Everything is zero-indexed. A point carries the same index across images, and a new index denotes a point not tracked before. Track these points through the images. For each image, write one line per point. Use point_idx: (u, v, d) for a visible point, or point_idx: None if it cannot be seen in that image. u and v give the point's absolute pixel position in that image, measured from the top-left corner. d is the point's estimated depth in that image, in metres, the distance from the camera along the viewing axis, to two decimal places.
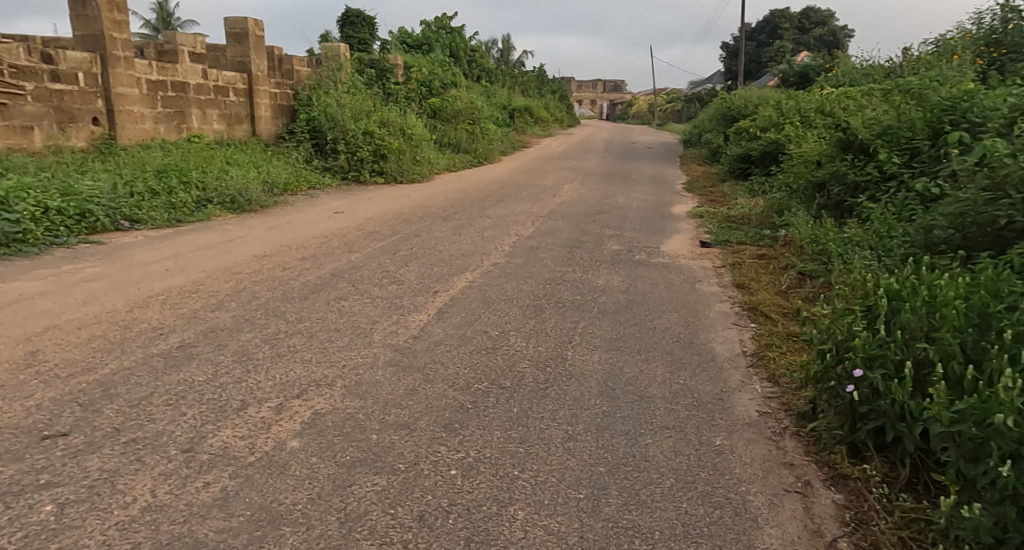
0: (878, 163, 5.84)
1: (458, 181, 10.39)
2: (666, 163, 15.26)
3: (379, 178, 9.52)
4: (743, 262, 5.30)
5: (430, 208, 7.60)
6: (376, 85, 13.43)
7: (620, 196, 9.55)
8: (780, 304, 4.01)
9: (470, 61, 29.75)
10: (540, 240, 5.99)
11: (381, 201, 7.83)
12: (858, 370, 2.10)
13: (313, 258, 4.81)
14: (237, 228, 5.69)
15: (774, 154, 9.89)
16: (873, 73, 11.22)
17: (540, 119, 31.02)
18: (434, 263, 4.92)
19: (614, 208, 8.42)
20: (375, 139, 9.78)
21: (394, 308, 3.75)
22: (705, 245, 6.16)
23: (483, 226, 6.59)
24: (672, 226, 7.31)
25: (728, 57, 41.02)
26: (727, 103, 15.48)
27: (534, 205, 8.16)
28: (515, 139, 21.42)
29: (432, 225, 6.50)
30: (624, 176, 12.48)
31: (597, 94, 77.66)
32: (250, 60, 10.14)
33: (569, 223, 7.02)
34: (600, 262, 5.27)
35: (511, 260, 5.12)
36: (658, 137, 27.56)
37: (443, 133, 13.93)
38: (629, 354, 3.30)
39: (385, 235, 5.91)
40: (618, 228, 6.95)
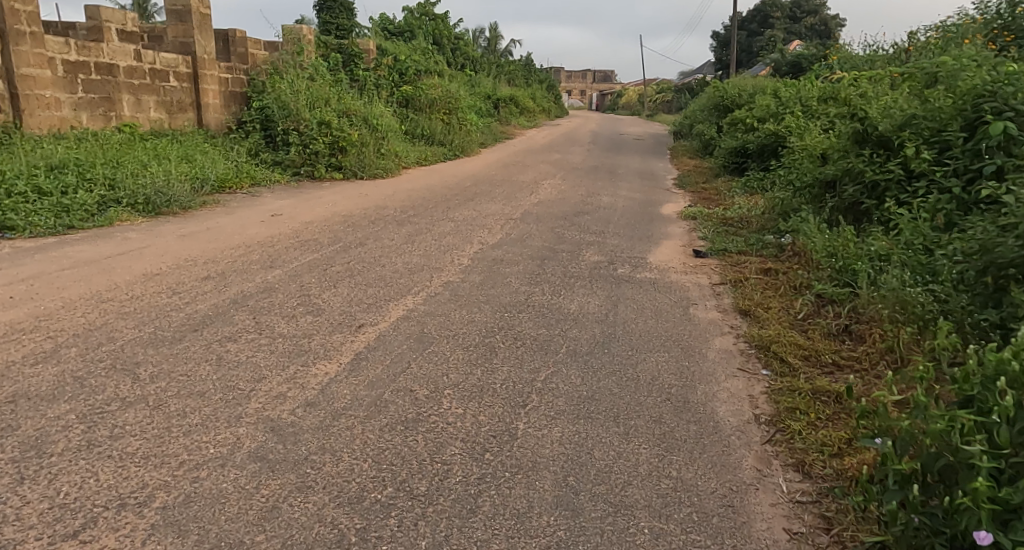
0: (902, 160, 4.97)
1: (427, 176, 9.47)
2: (655, 157, 14.38)
3: (337, 173, 8.59)
4: (747, 279, 4.42)
5: (387, 209, 6.71)
6: (342, 71, 12.48)
7: (604, 194, 8.69)
8: (799, 342, 3.14)
9: (454, 49, 28.76)
10: (506, 250, 5.13)
11: (333, 201, 6.91)
12: (983, 535, 1.41)
13: (219, 278, 3.93)
14: (141, 236, 4.79)
15: (773, 148, 9.04)
16: (875, 60, 10.38)
17: (527, 110, 30.06)
18: (371, 283, 4.02)
19: (596, 208, 7.56)
20: (333, 130, 8.84)
21: (296, 352, 2.86)
22: (700, 256, 5.29)
23: (444, 232, 5.70)
24: (662, 231, 6.46)
25: (719, 47, 40.15)
26: (719, 92, 14.61)
27: (506, 205, 7.28)
28: (499, 131, 20.51)
29: (384, 232, 5.60)
30: (610, 171, 11.61)
31: (586, 85, 76.68)
32: (194, 41, 9.34)
33: (543, 228, 6.14)
34: (574, 279, 4.42)
35: (465, 277, 4.26)
36: (648, 129, 26.73)
37: (416, 124, 13.01)
38: (602, 427, 2.41)
39: (322, 245, 4.99)
40: (600, 233, 6.07)
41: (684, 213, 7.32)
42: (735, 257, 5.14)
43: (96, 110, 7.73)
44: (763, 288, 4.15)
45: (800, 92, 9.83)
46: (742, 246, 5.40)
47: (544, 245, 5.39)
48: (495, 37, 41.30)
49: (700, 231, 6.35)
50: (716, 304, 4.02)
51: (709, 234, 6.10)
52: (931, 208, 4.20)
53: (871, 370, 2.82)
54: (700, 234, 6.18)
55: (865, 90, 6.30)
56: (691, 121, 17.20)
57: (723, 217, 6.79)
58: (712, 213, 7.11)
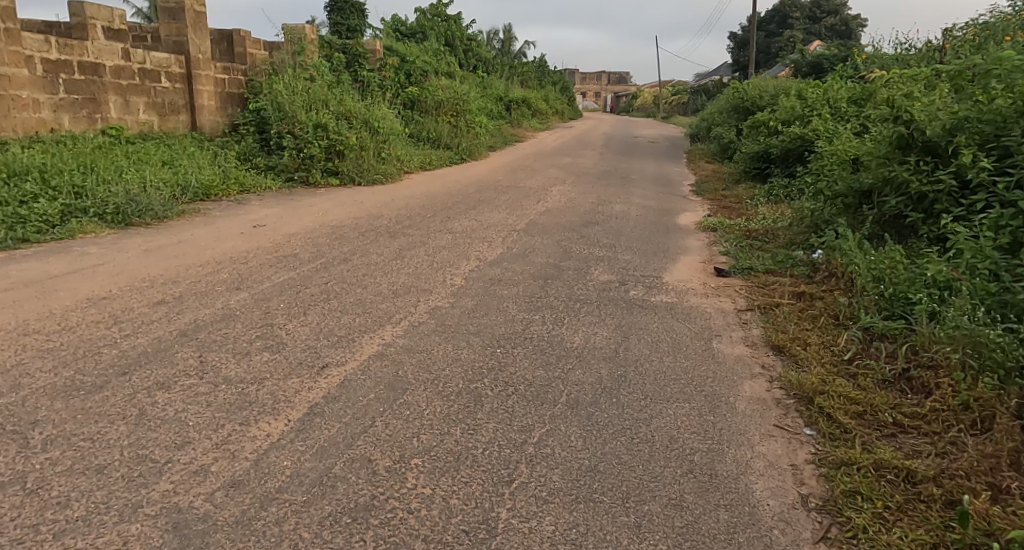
0: (954, 169, 4.41)
1: (429, 182, 9.01)
2: (670, 161, 13.83)
3: (334, 179, 8.16)
4: (779, 306, 3.88)
5: (382, 220, 6.24)
6: (346, 72, 12.05)
7: (617, 202, 8.17)
8: (850, 392, 2.62)
9: (466, 50, 28.30)
10: (505, 269, 4.63)
11: (325, 210, 6.46)
12: None
13: (175, 301, 3.46)
14: (102, 250, 4.35)
15: (799, 152, 8.50)
16: (907, 59, 9.78)
17: (540, 112, 29.55)
18: (348, 309, 3.53)
19: (607, 217, 7.05)
20: (330, 133, 8.40)
21: (237, 404, 2.36)
22: (724, 275, 4.75)
23: (441, 248, 5.22)
24: (679, 244, 5.93)
25: (736, 47, 39.46)
26: (737, 94, 14.04)
27: (512, 215, 6.79)
28: (509, 134, 20.01)
29: (373, 246, 5.12)
30: (623, 176, 11.09)
31: (601, 87, 76.04)
32: (187, 40, 8.93)
33: (551, 242, 5.63)
34: (580, 305, 3.92)
35: (456, 303, 3.76)
36: (662, 131, 26.16)
37: (422, 126, 12.56)
38: (608, 516, 1.90)
39: (303, 262, 4.51)
40: (613, 248, 5.55)
41: (703, 224, 6.78)
42: (764, 277, 4.59)
43: (79, 111, 7.34)
44: (800, 318, 3.61)
45: (826, 94, 9.26)
46: (770, 264, 4.86)
47: (548, 262, 4.89)
48: (509, 38, 40.83)
49: (722, 244, 5.81)
50: (745, 338, 3.48)
51: (733, 249, 5.55)
52: (994, 225, 3.65)
53: (944, 435, 2.30)
54: (722, 249, 5.63)
55: (902, 90, 5.74)
56: (708, 123, 16.62)
57: (746, 229, 6.25)
58: (734, 224, 6.57)
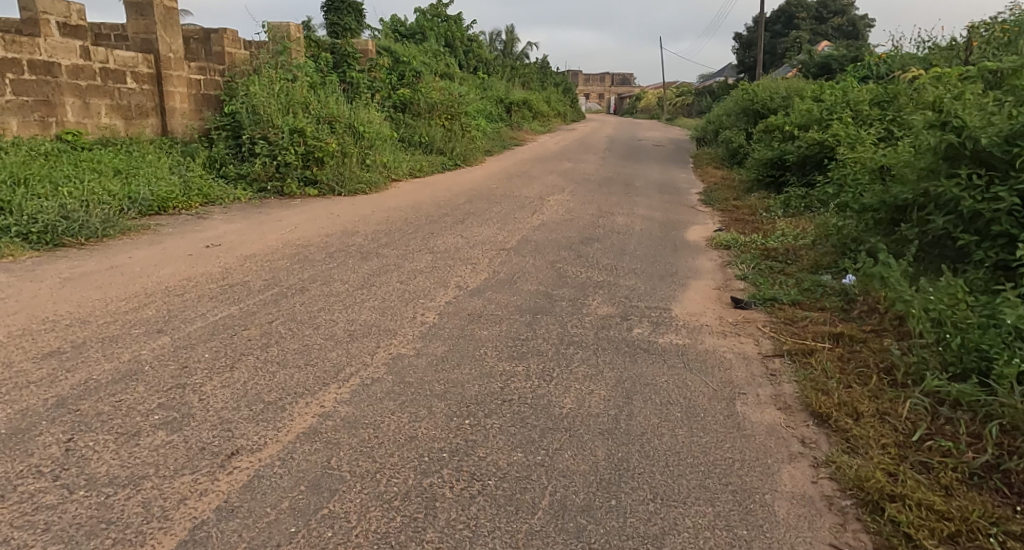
0: (1016, 185, 3.76)
1: (415, 192, 8.37)
2: (675, 166, 13.18)
3: (312, 189, 7.55)
4: (815, 354, 3.22)
5: (357, 237, 5.61)
6: (333, 73, 11.44)
7: (620, 214, 7.53)
8: (934, 497, 1.98)
9: (467, 51, 27.68)
10: (488, 300, 4.00)
11: (293, 226, 5.83)
12: None
13: (75, 349, 2.84)
14: (15, 278, 3.74)
15: (817, 159, 7.87)
16: (932, 58, 9.13)
17: (542, 114, 28.93)
18: (288, 361, 2.89)
19: (606, 232, 6.43)
20: (308, 138, 7.77)
21: (91, 525, 1.73)
22: (743, 308, 4.10)
23: (418, 273, 4.59)
24: (689, 266, 5.27)
25: (742, 48, 38.80)
26: (746, 96, 13.38)
27: (503, 232, 6.16)
28: (509, 137, 19.40)
29: (338, 270, 4.49)
30: (626, 183, 10.45)
31: (604, 88, 75.42)
32: (156, 37, 8.32)
33: (544, 265, 4.99)
34: (573, 350, 3.29)
35: (423, 350, 3.13)
36: (666, 134, 25.51)
37: (414, 130, 11.95)
38: None
39: (251, 291, 3.88)
40: (614, 273, 4.90)
41: (714, 241, 6.11)
42: (791, 311, 3.94)
43: (29, 115, 6.78)
44: (842, 372, 2.96)
45: (846, 96, 8.60)
46: (796, 294, 4.21)
47: (539, 292, 4.25)
48: (511, 39, 40.18)
49: (738, 267, 5.15)
50: (777, 399, 2.83)
51: (751, 274, 4.89)
52: None
53: None
54: (739, 273, 4.97)
55: (941, 91, 5.09)
56: (715, 126, 15.98)
57: (763, 248, 5.59)
58: (749, 241, 5.91)
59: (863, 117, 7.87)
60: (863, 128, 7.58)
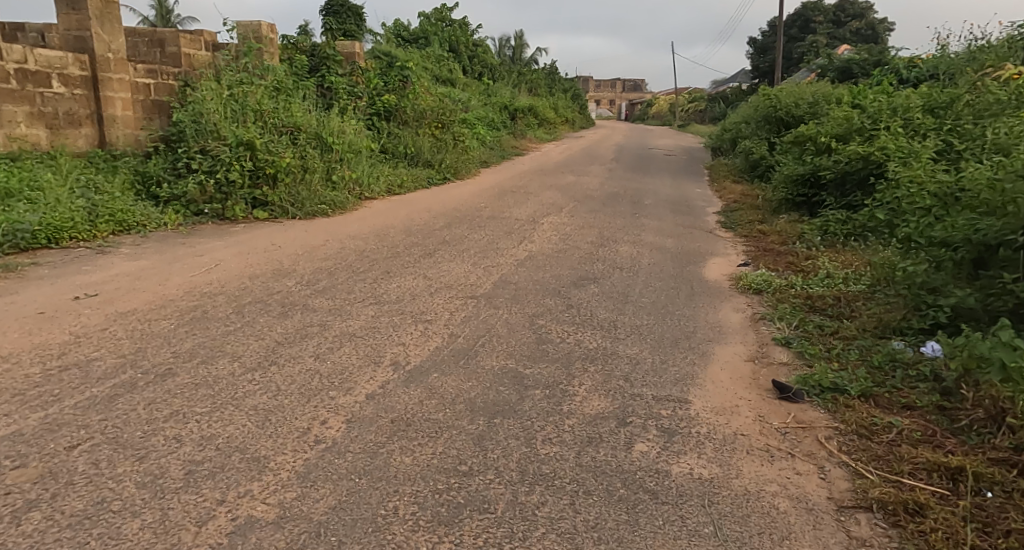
0: None
1: (385, 214, 7.27)
2: (689, 179, 11.98)
3: (262, 212, 6.48)
4: (928, 515, 2.04)
5: (289, 278, 4.50)
6: (310, 77, 10.38)
7: (626, 243, 6.37)
8: None
9: (472, 56, 26.68)
10: (430, 390, 2.86)
11: (212, 263, 4.70)
12: None
13: None
14: None
15: (859, 177, 6.68)
16: (988, 58, 7.90)
17: (550, 121, 27.87)
18: (46, 543, 1.75)
19: (605, 270, 5.29)
20: (259, 152, 6.65)
21: None
22: (794, 402, 2.91)
23: (351, 338, 3.44)
24: (710, 324, 4.09)
25: (756, 54, 37.60)
26: (768, 101, 12.16)
27: (481, 271, 5.01)
28: (511, 146, 18.34)
29: (242, 334, 3.35)
30: (633, 200, 9.29)
31: (615, 95, 74.58)
32: (90, 35, 7.24)
33: (522, 326, 3.83)
34: (536, 494, 2.15)
35: (297, 505, 1.98)
36: (678, 141, 24.34)
37: (399, 141, 10.87)
38: None
39: (92, 374, 2.75)
40: (614, 339, 3.73)
41: (741, 283, 4.93)
42: (868, 412, 2.75)
43: None
44: None
45: (891, 102, 7.40)
46: (867, 379, 3.02)
47: (506, 375, 3.09)
48: (521, 45, 39.09)
49: (778, 326, 3.96)
50: None
51: (796, 338, 3.70)
52: None
53: None
54: (780, 335, 3.78)
55: None
56: (731, 134, 14.80)
57: (806, 295, 4.40)
58: (786, 284, 4.73)
59: (915, 127, 6.68)
60: (916, 140, 6.38)
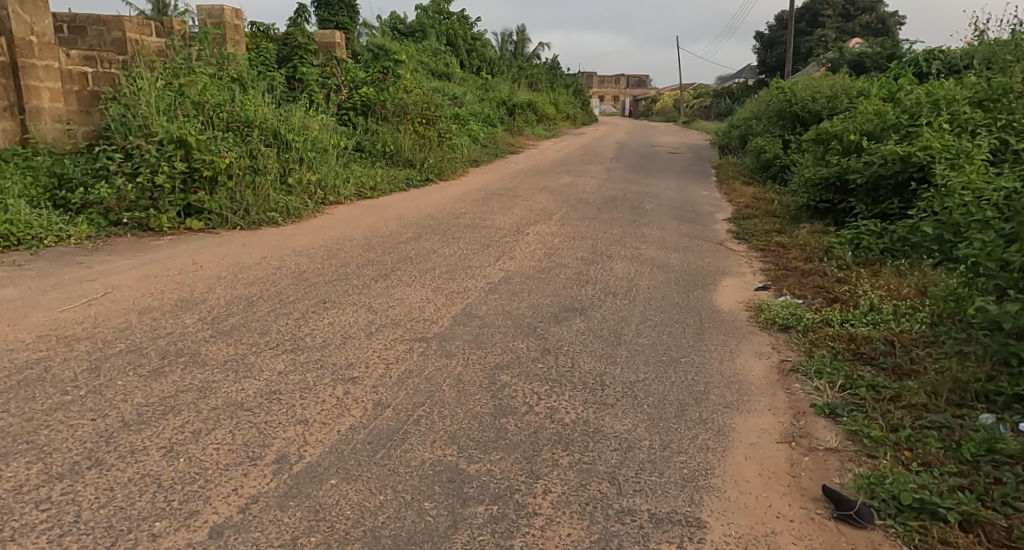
0: None
1: (345, 224, 6.36)
2: (695, 181, 11.03)
3: (195, 222, 5.56)
4: None
5: (193, 312, 3.57)
6: (278, 69, 9.44)
7: (622, 262, 5.43)
8: None
9: (471, 50, 25.70)
10: (318, 511, 1.95)
11: (102, 291, 3.77)
12: None
13: None
14: None
15: (897, 182, 5.74)
16: None
17: (550, 119, 26.90)
18: None
19: (595, 299, 4.36)
20: (196, 151, 5.68)
21: None
22: (861, 529, 1.98)
23: (235, 409, 2.50)
24: (726, 380, 3.14)
25: (763, 48, 36.55)
26: (782, 95, 11.19)
27: (441, 301, 4.07)
28: (507, 143, 17.38)
29: (79, 406, 2.42)
30: (633, 205, 8.35)
31: (619, 91, 73.63)
32: (9, 15, 6.27)
33: (476, 386, 2.90)
34: None
35: None
36: (684, 139, 23.40)
37: (377, 138, 9.95)
38: None
39: None
40: (599, 406, 2.79)
41: (764, 316, 3.98)
42: None
43: None
44: None
45: (930, 94, 6.44)
46: (964, 491, 2.09)
47: (438, 477, 2.16)
48: (523, 39, 37.97)
49: (817, 383, 3.00)
50: None
51: (847, 404, 2.75)
52: None
53: None
54: (823, 399, 2.83)
55: None
56: (739, 133, 13.84)
57: (849, 337, 3.44)
58: (819, 319, 3.78)
59: (963, 123, 5.71)
60: (966, 139, 5.43)
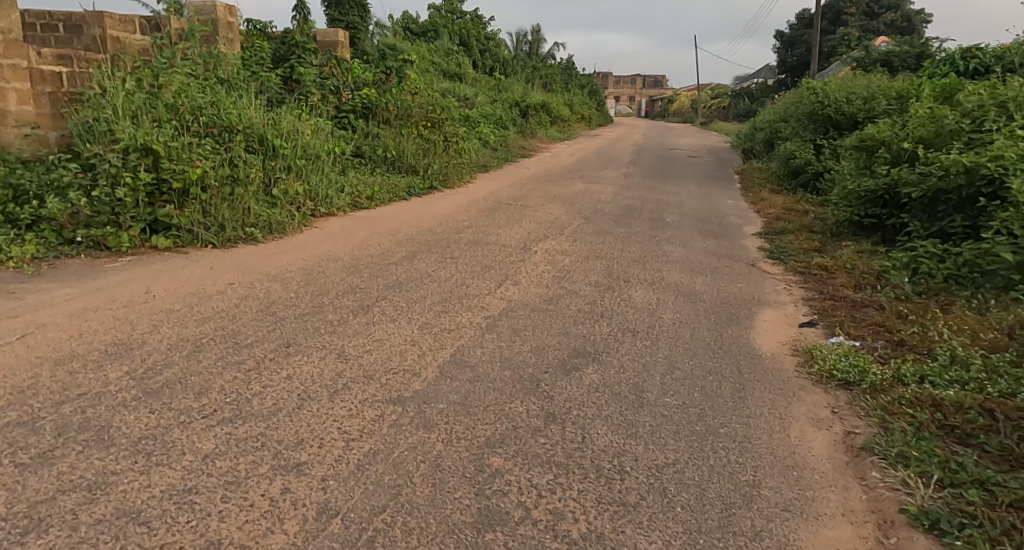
0: None
1: (333, 239, 5.74)
2: (717, 188, 10.33)
3: (162, 239, 4.94)
4: None
5: (124, 355, 2.95)
6: (272, 68, 8.85)
7: (642, 291, 4.77)
8: None
9: (484, 50, 25.06)
10: None
11: (22, 331, 3.16)
12: None
13: None
14: None
15: (963, 200, 5.16)
16: None
17: (565, 120, 26.18)
18: None
19: (609, 340, 3.71)
20: (164, 159, 5.05)
21: None
22: None
23: (131, 521, 1.87)
24: (780, 463, 2.47)
25: (784, 47, 35.62)
26: (812, 96, 10.46)
27: (429, 343, 3.43)
28: (519, 146, 16.72)
29: None
30: (652, 216, 7.67)
31: (635, 91, 72.68)
32: None
33: (457, 477, 2.26)
34: None
35: None
36: (702, 140, 22.59)
37: (379, 142, 9.33)
38: None
39: None
40: (618, 510, 2.13)
41: (817, 368, 3.29)
42: None
43: None
44: None
45: (992, 97, 5.73)
46: None
47: None
48: (538, 39, 37.20)
49: (904, 474, 2.33)
50: None
51: (952, 515, 2.10)
52: None
53: None
54: (917, 502, 2.17)
55: None
56: (764, 135, 13.10)
57: (931, 403, 2.77)
58: (888, 373, 3.11)
59: None
60: None
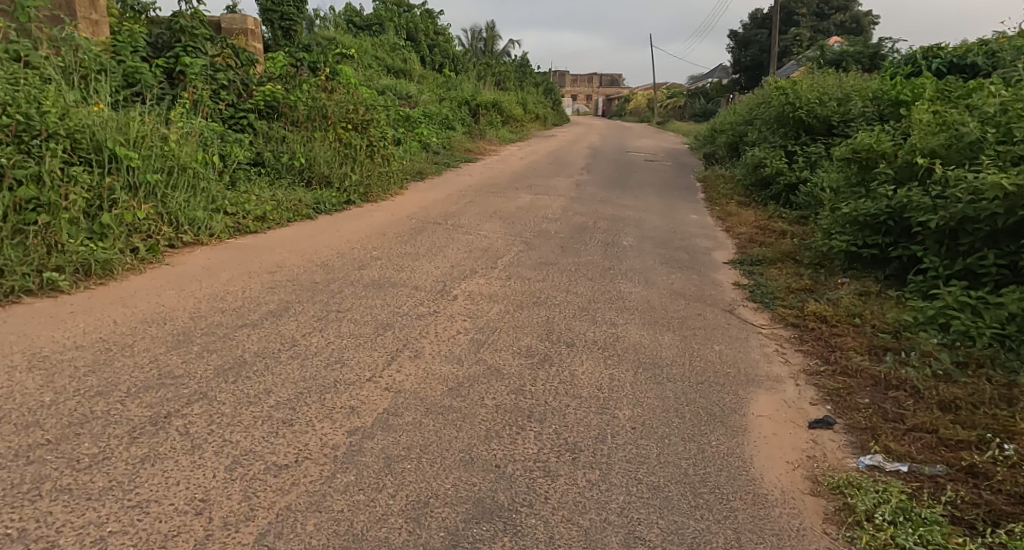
0: None
1: (181, 283, 4.27)
2: (679, 200, 9.14)
3: None
4: None
5: None
6: (147, 54, 7.27)
7: (590, 365, 3.46)
8: None
9: (434, 46, 23.55)
10: None
11: None
12: None
13: None
14: None
15: (994, 236, 4.05)
16: None
17: (519, 120, 24.84)
18: None
19: (535, 475, 2.40)
20: None
21: None
22: None
23: None
24: None
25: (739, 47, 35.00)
26: (782, 97, 9.35)
27: (229, 505, 2.04)
28: (465, 148, 15.32)
29: None
30: (607, 239, 6.41)
31: (592, 90, 72.00)
32: None
33: None
34: None
35: None
36: (660, 142, 21.49)
37: (284, 148, 7.83)
38: None
39: None
40: None
41: (866, 543, 2.13)
42: None
43: None
44: None
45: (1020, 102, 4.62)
46: None
47: None
48: (492, 36, 35.84)
49: None
50: None
51: None
52: None
53: None
54: None
55: None
56: (727, 140, 11.98)
57: None
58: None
59: None
60: None
